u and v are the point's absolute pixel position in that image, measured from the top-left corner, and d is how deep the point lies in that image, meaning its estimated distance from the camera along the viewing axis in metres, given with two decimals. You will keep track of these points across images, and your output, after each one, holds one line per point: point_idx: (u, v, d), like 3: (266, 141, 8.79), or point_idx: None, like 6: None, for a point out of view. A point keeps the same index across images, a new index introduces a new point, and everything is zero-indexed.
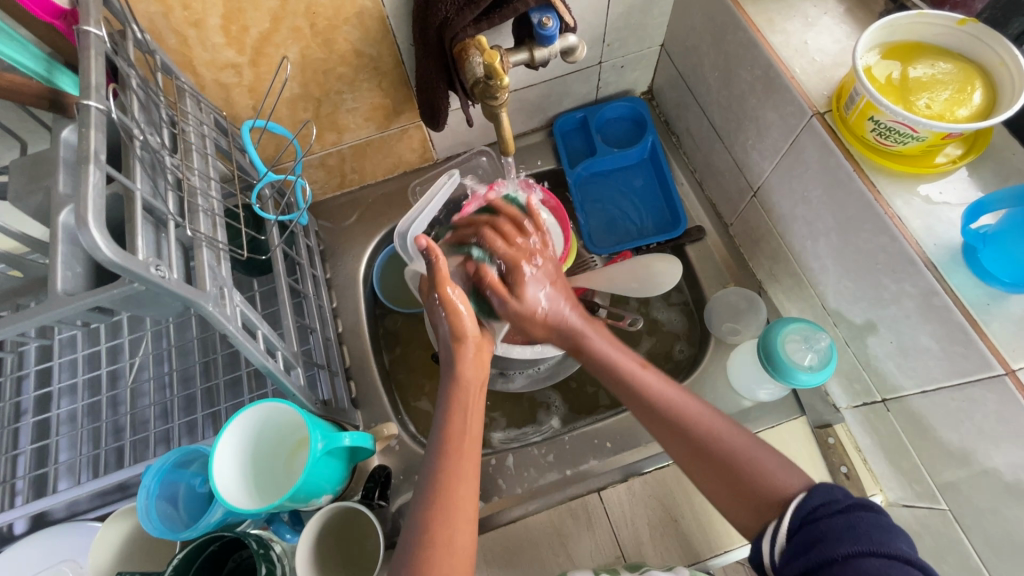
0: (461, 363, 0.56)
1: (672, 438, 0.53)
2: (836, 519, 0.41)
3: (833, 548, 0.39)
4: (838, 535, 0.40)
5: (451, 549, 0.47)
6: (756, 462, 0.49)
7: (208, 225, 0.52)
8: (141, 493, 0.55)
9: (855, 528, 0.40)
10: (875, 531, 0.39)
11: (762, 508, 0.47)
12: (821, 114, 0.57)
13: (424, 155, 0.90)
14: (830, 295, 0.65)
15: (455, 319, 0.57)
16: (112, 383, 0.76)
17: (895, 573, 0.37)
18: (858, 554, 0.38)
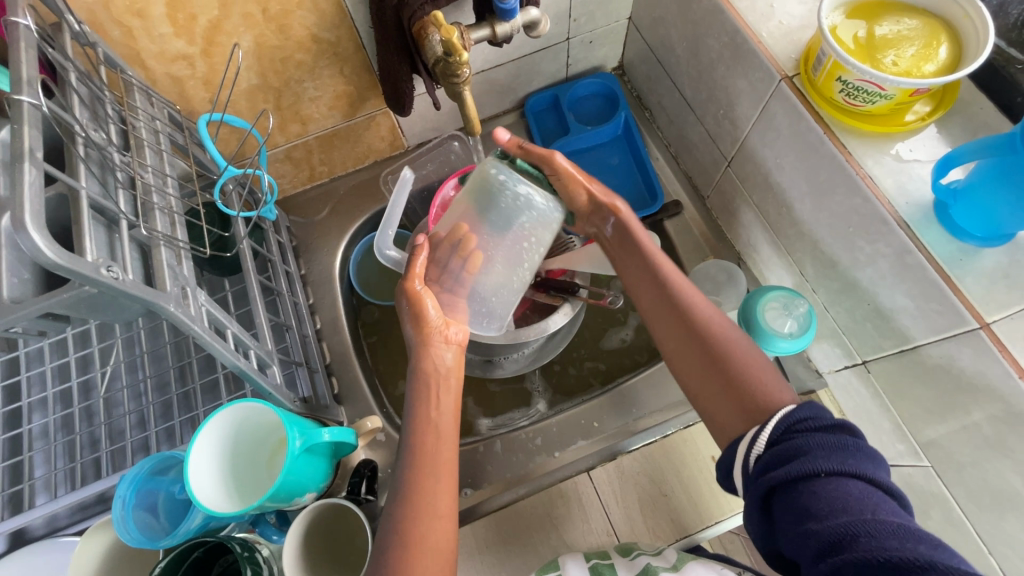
0: (427, 355, 0.59)
1: (693, 349, 0.55)
2: (825, 437, 0.43)
3: (816, 462, 0.42)
4: (822, 451, 0.42)
5: (429, 528, 0.50)
6: (755, 371, 0.52)
7: (166, 223, 0.50)
8: (117, 504, 0.53)
9: (840, 449, 0.42)
10: (856, 452, 0.42)
11: (754, 419, 0.49)
12: (789, 78, 0.56)
13: (394, 143, 0.87)
14: (807, 261, 0.65)
15: (418, 316, 0.59)
16: (85, 395, 0.73)
17: (872, 495, 0.40)
18: (839, 473, 0.41)
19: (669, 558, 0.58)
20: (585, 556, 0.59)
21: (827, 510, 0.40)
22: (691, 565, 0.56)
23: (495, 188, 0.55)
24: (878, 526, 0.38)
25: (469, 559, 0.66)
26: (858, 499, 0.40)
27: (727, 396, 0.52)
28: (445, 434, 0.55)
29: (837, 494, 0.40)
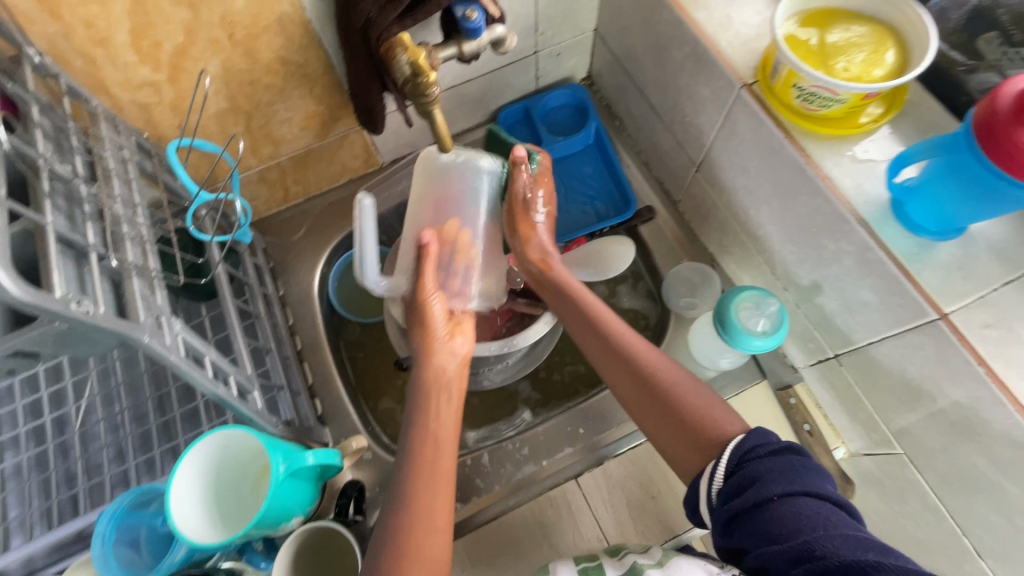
0: (432, 355, 0.62)
1: (642, 395, 0.58)
2: (774, 461, 0.46)
3: (770, 488, 0.44)
4: (775, 477, 0.45)
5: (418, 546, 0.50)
6: (695, 403, 0.55)
7: (137, 253, 0.49)
8: (96, 541, 0.52)
9: (788, 470, 0.45)
10: (800, 472, 0.45)
11: (702, 447, 0.52)
12: (749, 85, 0.58)
13: (369, 160, 0.88)
14: (777, 261, 0.67)
15: (426, 321, 0.63)
16: (59, 430, 0.71)
17: (823, 510, 0.43)
18: (791, 495, 0.44)
19: (654, 555, 0.56)
20: (573, 561, 0.58)
21: (781, 528, 0.42)
22: (678, 559, 0.53)
23: (443, 165, 0.61)
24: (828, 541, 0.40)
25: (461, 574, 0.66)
26: (811, 517, 0.42)
27: (676, 435, 0.55)
28: (442, 439, 0.57)
29: (791, 514, 0.43)
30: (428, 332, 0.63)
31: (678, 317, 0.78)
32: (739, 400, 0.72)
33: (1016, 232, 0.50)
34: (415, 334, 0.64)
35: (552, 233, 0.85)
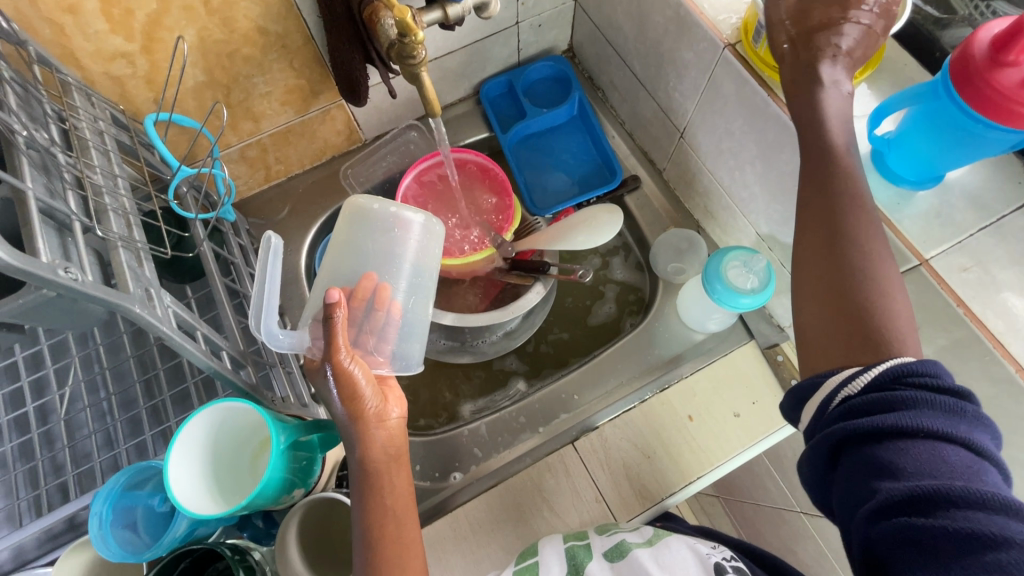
0: (364, 436, 0.52)
1: (821, 252, 0.45)
2: (940, 401, 0.37)
3: (920, 419, 0.36)
4: (919, 416, 0.36)
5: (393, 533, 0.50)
6: (898, 303, 0.42)
7: (121, 225, 0.48)
8: (93, 523, 0.51)
9: (950, 414, 0.36)
10: (957, 417, 0.36)
11: (855, 350, 0.41)
12: (732, 46, 0.59)
13: (351, 137, 0.87)
14: (762, 222, 0.68)
15: (348, 389, 0.51)
16: (43, 419, 0.70)
17: (975, 463, 0.35)
18: (941, 436, 0.36)
19: (644, 534, 0.61)
20: (561, 539, 0.61)
21: (911, 455, 0.36)
22: (667, 539, 0.59)
23: (366, 219, 0.53)
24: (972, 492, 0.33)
25: (464, 541, 0.66)
26: (952, 466, 0.35)
27: (832, 310, 0.43)
28: (400, 517, 0.51)
29: (923, 444, 0.36)
30: (354, 408, 0.52)
31: (666, 284, 0.80)
32: (728, 361, 0.74)
33: (989, 181, 0.53)
34: (337, 406, 0.52)
35: (540, 206, 0.85)
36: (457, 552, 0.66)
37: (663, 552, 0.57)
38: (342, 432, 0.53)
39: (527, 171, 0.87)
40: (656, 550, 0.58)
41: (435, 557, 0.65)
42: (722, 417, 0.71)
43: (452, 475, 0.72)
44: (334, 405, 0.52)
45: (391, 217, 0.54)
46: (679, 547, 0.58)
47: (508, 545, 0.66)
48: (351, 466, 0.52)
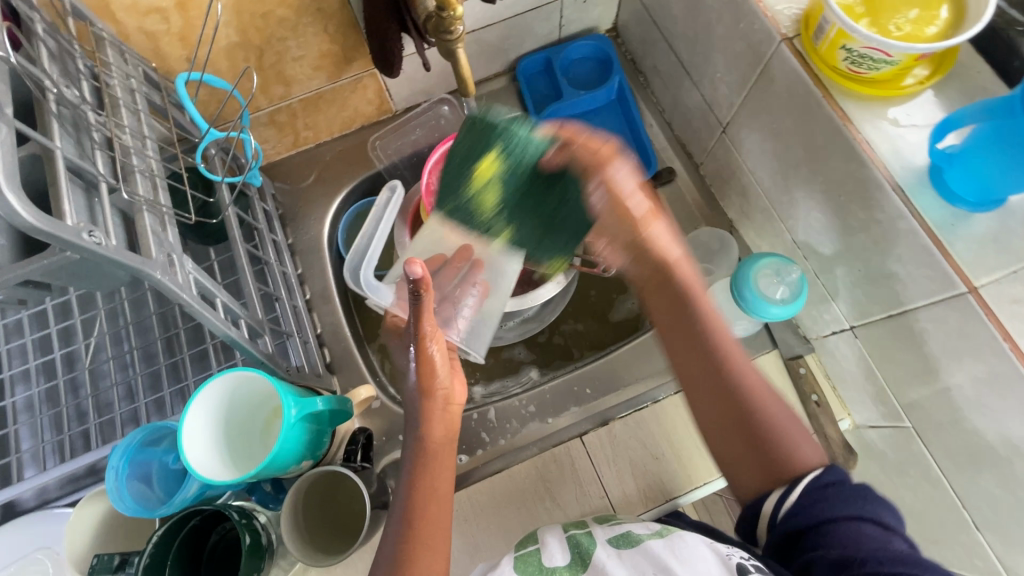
0: (430, 417, 0.54)
1: (733, 433, 0.52)
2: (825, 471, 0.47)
3: (830, 508, 0.44)
4: (830, 498, 0.44)
5: (434, 495, 0.51)
6: (785, 429, 0.50)
7: (148, 187, 0.47)
8: (109, 475, 0.53)
9: (860, 496, 0.44)
10: (863, 498, 0.44)
11: (767, 472, 0.49)
12: (789, 39, 0.55)
13: (382, 107, 0.85)
14: (800, 229, 0.65)
15: (425, 368, 0.54)
16: (69, 367, 0.72)
17: (886, 534, 0.42)
18: (853, 515, 0.43)
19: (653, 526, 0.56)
20: (562, 528, 0.59)
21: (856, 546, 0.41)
22: (681, 533, 0.52)
23: (477, 209, 0.60)
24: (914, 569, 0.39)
25: (465, 523, 0.68)
26: (872, 539, 0.42)
27: (757, 469, 0.50)
28: (439, 501, 0.51)
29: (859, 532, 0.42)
30: (426, 386, 0.54)
31: None
32: None
33: None
34: (412, 382, 0.55)
35: None
36: (457, 532, 0.67)
37: (677, 545, 0.51)
38: (411, 409, 0.55)
39: None
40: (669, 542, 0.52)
41: None
42: None
43: (458, 457, 0.72)
44: (410, 381, 0.55)
45: (493, 213, 0.60)
46: (696, 541, 0.51)
47: (508, 530, 0.67)
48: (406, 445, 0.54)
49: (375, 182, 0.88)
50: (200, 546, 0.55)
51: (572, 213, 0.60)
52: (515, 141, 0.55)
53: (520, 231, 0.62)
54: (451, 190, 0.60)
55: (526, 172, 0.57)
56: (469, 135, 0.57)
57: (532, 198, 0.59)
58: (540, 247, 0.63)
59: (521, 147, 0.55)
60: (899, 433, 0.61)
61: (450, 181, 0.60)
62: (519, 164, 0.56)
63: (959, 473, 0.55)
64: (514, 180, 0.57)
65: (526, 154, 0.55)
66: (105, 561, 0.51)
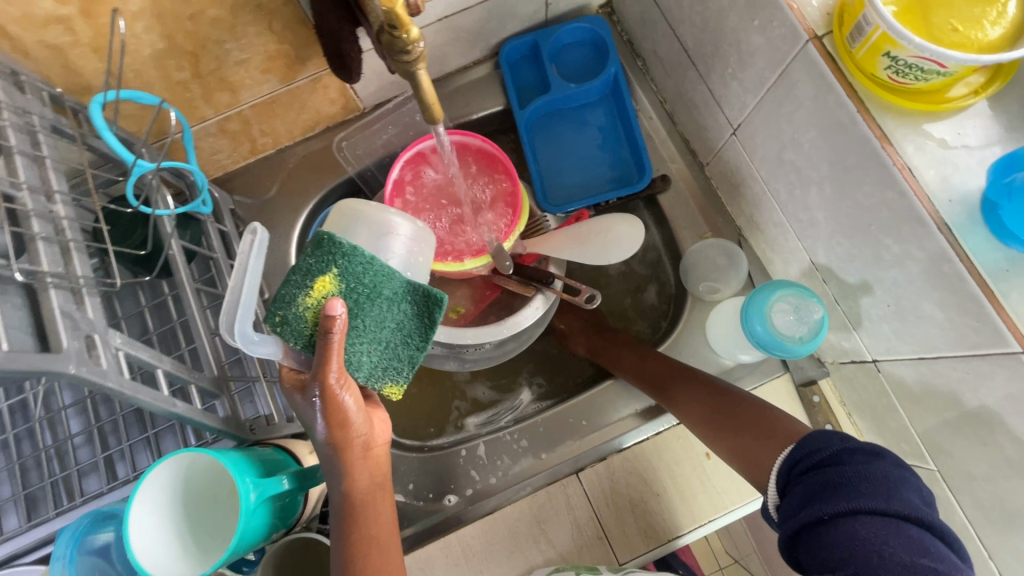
0: (350, 469, 0.50)
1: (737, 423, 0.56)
2: (830, 474, 0.43)
3: (824, 508, 0.42)
4: (832, 492, 0.42)
5: (376, 540, 0.52)
6: (765, 411, 0.56)
7: (55, 256, 0.40)
8: (56, 559, 0.48)
9: (878, 487, 0.41)
10: (869, 490, 0.41)
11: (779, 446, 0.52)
12: (818, 38, 0.46)
13: (347, 106, 0.75)
14: (819, 251, 0.57)
15: (337, 419, 0.46)
16: (21, 415, 0.67)
17: (887, 529, 0.39)
18: (847, 516, 0.41)
19: None
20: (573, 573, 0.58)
21: (868, 557, 0.39)
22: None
23: (354, 217, 0.49)
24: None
25: (454, 569, 0.64)
26: (867, 543, 0.39)
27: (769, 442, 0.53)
28: (383, 545, 0.52)
29: (866, 531, 0.40)
30: (340, 437, 0.48)
31: (696, 300, 0.71)
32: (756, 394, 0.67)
33: None
34: (321, 434, 0.47)
35: (552, 200, 0.74)
36: None
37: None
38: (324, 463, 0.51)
39: (542, 156, 0.76)
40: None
41: None
42: None
43: (446, 498, 0.68)
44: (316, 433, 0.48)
45: (382, 221, 0.49)
46: None
47: (501, 574, 0.64)
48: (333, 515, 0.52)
49: (346, 189, 0.80)
50: None
51: (403, 322, 0.49)
52: (354, 265, 0.45)
53: (363, 362, 0.47)
54: (281, 305, 0.45)
55: (377, 274, 0.46)
56: (310, 256, 0.46)
57: (394, 307, 0.48)
58: (382, 370, 0.49)
59: (356, 256, 0.45)
60: (922, 473, 0.56)
61: (283, 296, 0.45)
62: (357, 290, 0.46)
63: (988, 527, 0.50)
64: (360, 304, 0.46)
65: (369, 271, 0.46)
66: None
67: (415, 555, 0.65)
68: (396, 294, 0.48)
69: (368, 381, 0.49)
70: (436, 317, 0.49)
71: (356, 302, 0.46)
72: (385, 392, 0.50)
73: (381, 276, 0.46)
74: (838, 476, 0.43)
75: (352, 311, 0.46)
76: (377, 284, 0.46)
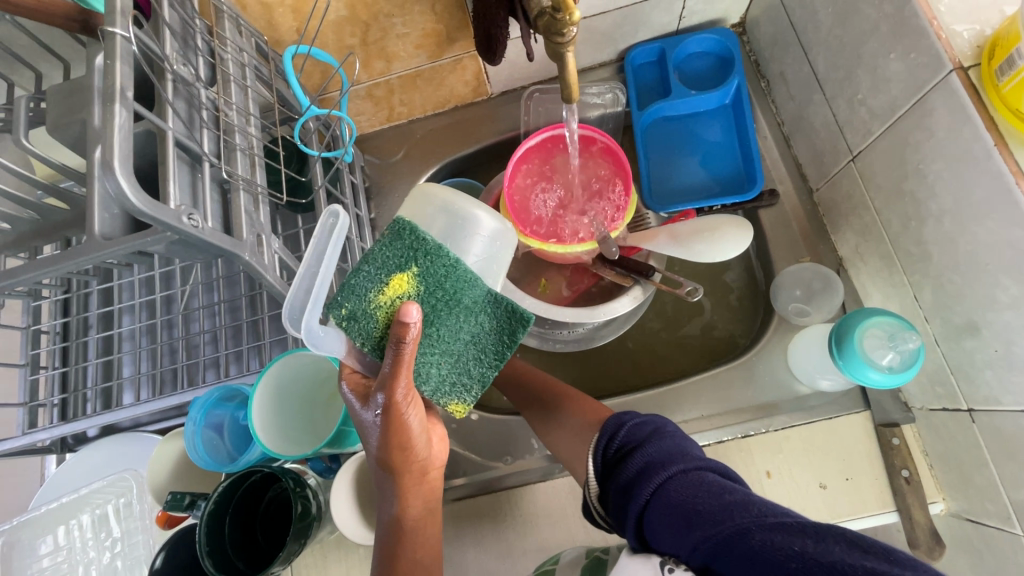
0: (407, 494, 0.53)
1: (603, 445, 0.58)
2: (635, 459, 0.51)
3: (641, 489, 0.48)
4: (641, 473, 0.50)
5: (417, 566, 0.53)
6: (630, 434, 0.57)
7: (246, 166, 0.49)
8: (189, 422, 0.58)
9: (670, 458, 0.49)
10: (661, 457, 0.50)
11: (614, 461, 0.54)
12: (964, 69, 0.46)
13: (478, 90, 0.83)
14: (925, 288, 0.56)
15: (400, 435, 0.48)
16: (167, 307, 0.79)
17: (690, 484, 0.47)
18: (658, 486, 0.48)
19: None
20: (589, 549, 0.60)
21: (684, 515, 0.45)
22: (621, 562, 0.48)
23: (436, 207, 0.50)
24: (747, 516, 0.42)
25: (501, 525, 0.68)
26: (678, 501, 0.46)
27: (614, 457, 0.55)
28: (427, 570, 0.53)
29: (676, 490, 0.47)
30: (401, 455, 0.50)
31: (782, 321, 0.71)
32: (830, 425, 0.65)
33: None
34: (378, 451, 0.51)
35: (657, 199, 0.77)
36: (492, 531, 0.68)
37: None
38: (382, 484, 0.54)
39: (653, 157, 0.79)
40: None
41: (470, 531, 0.68)
42: (806, 486, 0.63)
43: (503, 460, 0.72)
44: (375, 446, 0.50)
45: (466, 215, 0.50)
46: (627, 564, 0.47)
47: (542, 540, 0.67)
48: (385, 521, 0.54)
49: (462, 165, 0.87)
50: (257, 500, 0.60)
51: (478, 335, 0.49)
52: (436, 267, 0.46)
53: (431, 373, 0.49)
54: (352, 296, 0.47)
55: (458, 280, 0.47)
56: (389, 247, 0.47)
57: (472, 318, 0.49)
58: (450, 385, 0.50)
59: (439, 258, 0.46)
60: (1006, 538, 0.53)
61: (354, 287, 0.47)
62: (435, 294, 0.47)
63: None
64: (437, 310, 0.47)
65: (450, 277, 0.46)
66: (178, 499, 0.57)
67: (465, 504, 0.69)
68: (476, 304, 0.48)
69: (433, 397, 0.50)
70: (516, 336, 0.49)
71: (433, 306, 0.47)
72: (448, 407, 0.51)
73: (463, 284, 0.47)
74: (643, 459, 0.51)
75: (429, 316, 0.47)
76: (454, 295, 0.47)
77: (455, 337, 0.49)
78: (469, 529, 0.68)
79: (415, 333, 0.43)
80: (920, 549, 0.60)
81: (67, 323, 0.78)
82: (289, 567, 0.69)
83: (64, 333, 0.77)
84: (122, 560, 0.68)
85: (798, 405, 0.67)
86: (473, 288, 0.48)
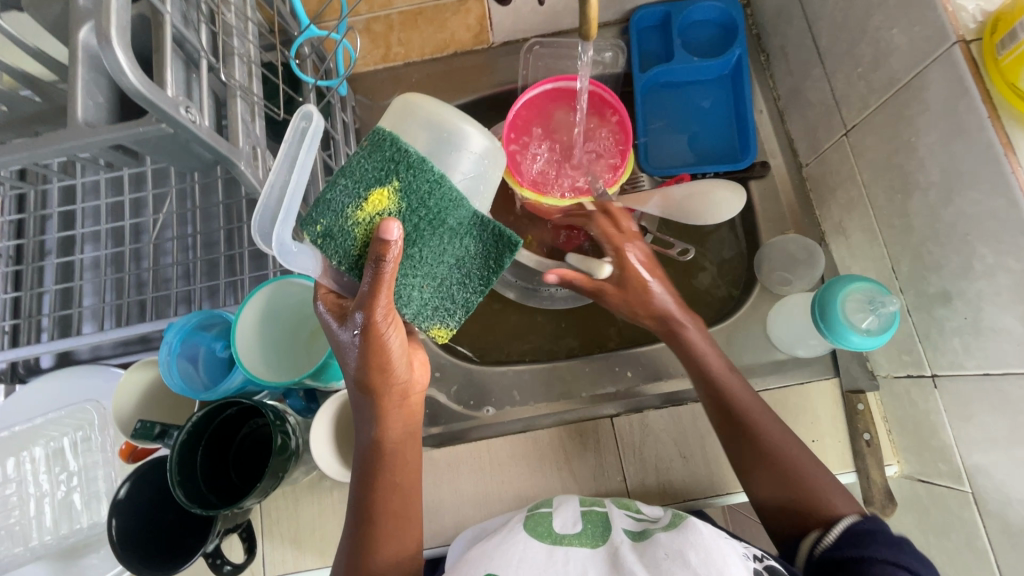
0: (386, 416, 0.53)
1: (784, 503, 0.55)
2: (885, 536, 0.49)
3: (869, 551, 0.48)
4: (883, 543, 0.48)
5: (394, 487, 0.54)
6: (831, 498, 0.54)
7: (243, 73, 0.46)
8: (163, 349, 0.55)
9: (897, 549, 0.47)
10: (912, 556, 0.47)
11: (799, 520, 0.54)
12: (966, 42, 0.48)
13: (480, 37, 0.81)
14: (904, 259, 0.59)
15: (380, 356, 0.49)
16: (136, 237, 0.74)
17: None
18: (888, 562, 0.46)
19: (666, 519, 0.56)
20: (580, 502, 0.60)
21: None
22: (692, 523, 0.51)
23: (420, 119, 0.47)
24: None
25: (480, 473, 0.68)
26: None
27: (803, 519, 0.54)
28: (405, 492, 0.55)
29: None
30: (381, 376, 0.51)
31: (764, 289, 0.73)
32: (801, 390, 0.68)
33: None
34: (357, 374, 0.51)
35: (652, 162, 0.77)
36: (470, 478, 0.68)
37: (687, 534, 0.50)
38: (359, 406, 0.54)
39: (649, 122, 0.79)
40: (679, 532, 0.51)
41: (448, 478, 0.68)
42: None
43: (485, 408, 0.73)
44: (353, 368, 0.51)
45: (454, 130, 0.47)
46: (710, 535, 0.49)
47: (519, 488, 0.68)
48: (363, 444, 0.55)
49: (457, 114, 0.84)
50: (232, 435, 0.58)
51: (462, 258, 0.49)
52: (419, 182, 0.44)
53: (413, 297, 0.49)
54: (327, 212, 0.44)
55: (443, 199, 0.45)
56: (368, 159, 0.44)
57: (456, 239, 0.48)
58: (432, 308, 0.50)
59: (423, 172, 0.44)
60: (954, 495, 0.57)
61: (328, 202, 0.44)
62: (418, 212, 0.45)
63: (1009, 550, 0.51)
64: (420, 230, 0.46)
65: (434, 194, 0.45)
66: (147, 428, 0.54)
67: (444, 451, 0.69)
68: (460, 225, 0.47)
69: (414, 321, 0.51)
70: (502, 261, 0.49)
71: (415, 225, 0.45)
72: (430, 331, 0.52)
73: (448, 203, 0.45)
74: (890, 539, 0.49)
75: (411, 236, 0.46)
76: (438, 214, 0.45)
77: (438, 259, 0.48)
78: (447, 476, 0.68)
79: (394, 252, 0.42)
80: (874, 506, 0.63)
81: (22, 246, 0.72)
82: (259, 507, 0.67)
83: (17, 257, 0.71)
84: (79, 494, 0.65)
85: (773, 370, 0.70)
86: (457, 208, 0.46)
